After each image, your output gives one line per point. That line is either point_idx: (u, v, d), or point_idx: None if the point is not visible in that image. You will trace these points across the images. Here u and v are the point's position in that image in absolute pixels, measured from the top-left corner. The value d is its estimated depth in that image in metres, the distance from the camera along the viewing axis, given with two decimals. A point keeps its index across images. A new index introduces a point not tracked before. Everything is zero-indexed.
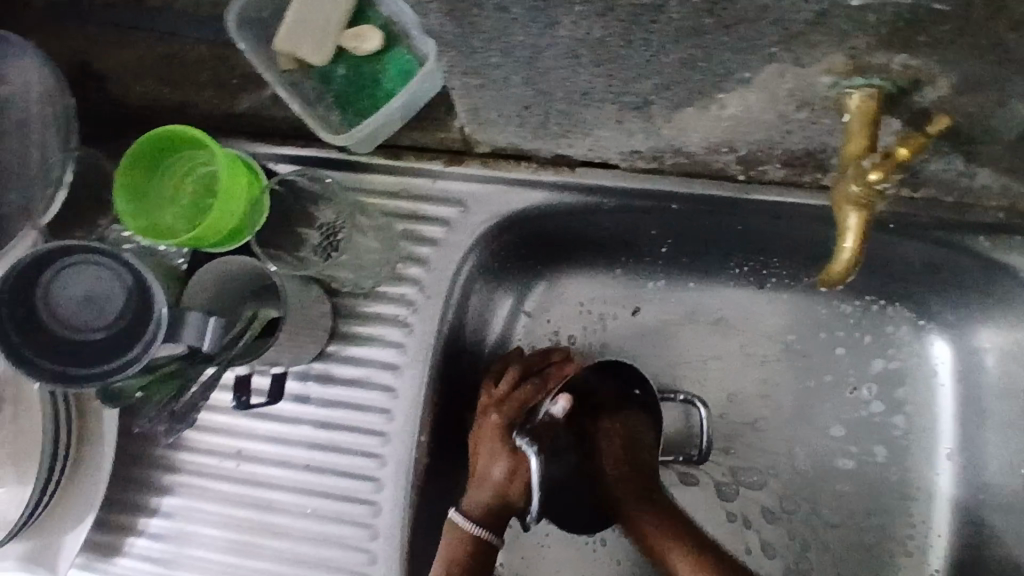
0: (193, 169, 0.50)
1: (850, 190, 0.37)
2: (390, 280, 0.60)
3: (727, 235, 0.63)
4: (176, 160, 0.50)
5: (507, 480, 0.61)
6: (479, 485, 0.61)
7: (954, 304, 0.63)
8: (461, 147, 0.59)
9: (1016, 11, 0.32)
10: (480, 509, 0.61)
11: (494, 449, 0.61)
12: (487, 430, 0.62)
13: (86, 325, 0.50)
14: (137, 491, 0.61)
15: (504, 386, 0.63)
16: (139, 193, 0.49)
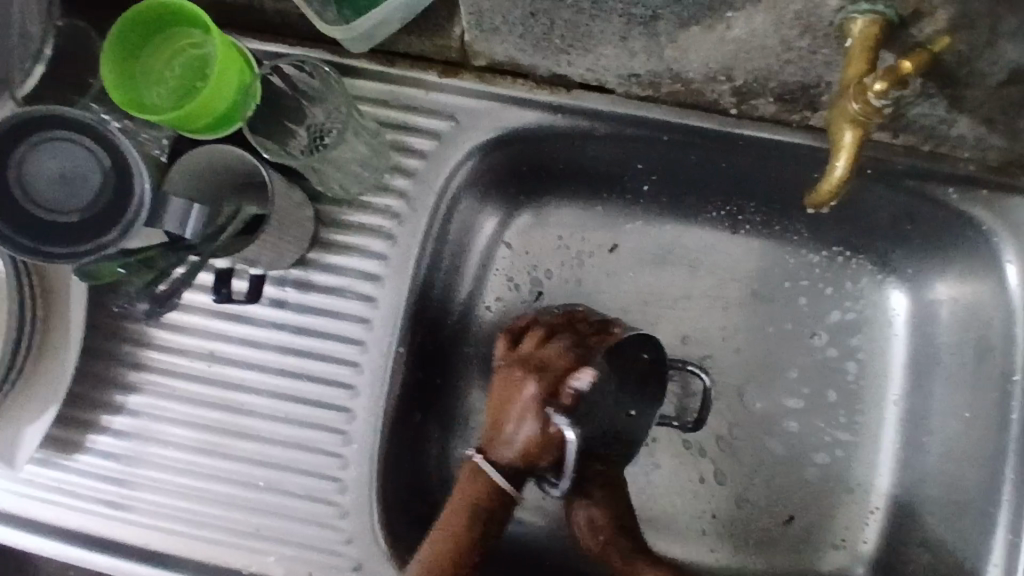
0: (183, 49, 0.49)
1: (848, 108, 0.40)
2: (376, 190, 0.59)
3: (710, 175, 0.64)
4: (168, 36, 0.48)
5: (533, 445, 0.58)
6: (505, 443, 0.59)
7: (915, 257, 0.65)
8: (458, 59, 0.58)
9: None
10: (505, 468, 0.58)
11: (526, 411, 0.59)
12: (521, 392, 0.60)
13: (57, 201, 0.48)
14: (101, 387, 0.60)
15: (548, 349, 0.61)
16: (127, 66, 0.48)
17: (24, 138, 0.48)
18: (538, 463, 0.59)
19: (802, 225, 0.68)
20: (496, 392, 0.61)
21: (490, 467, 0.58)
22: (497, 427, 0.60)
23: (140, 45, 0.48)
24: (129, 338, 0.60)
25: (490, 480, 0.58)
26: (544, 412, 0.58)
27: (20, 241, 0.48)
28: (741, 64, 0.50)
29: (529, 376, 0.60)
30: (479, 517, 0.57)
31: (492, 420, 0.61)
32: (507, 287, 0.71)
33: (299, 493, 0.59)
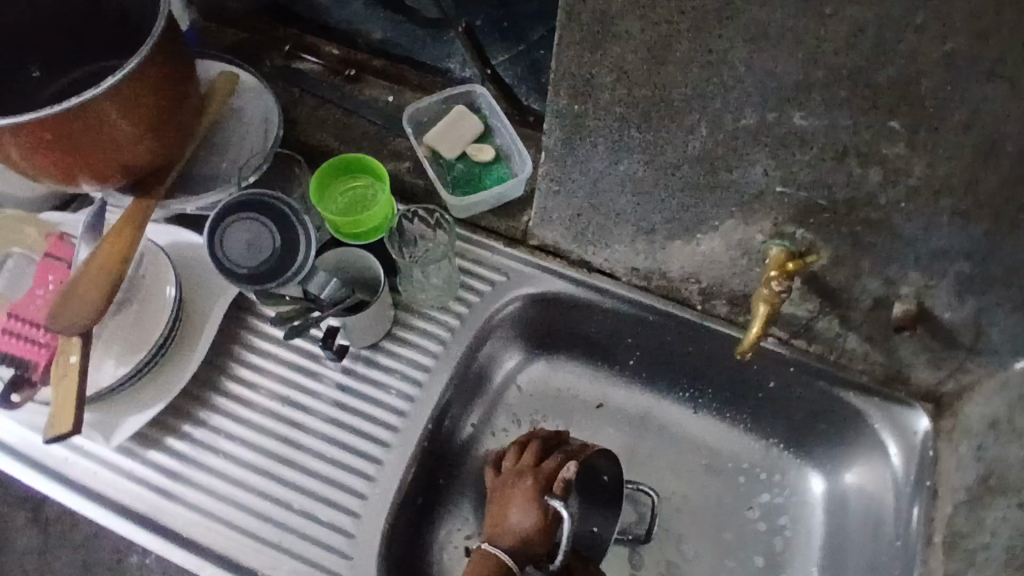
0: (361, 185, 0.78)
1: (763, 291, 0.65)
2: (440, 308, 0.82)
3: (681, 359, 0.86)
4: (358, 177, 0.78)
5: (533, 531, 0.75)
6: (509, 531, 0.75)
7: (829, 453, 0.85)
8: (519, 237, 0.85)
9: (860, 214, 0.61)
10: (511, 550, 0.73)
11: (527, 503, 0.76)
12: (521, 488, 0.76)
13: (247, 246, 0.71)
14: (194, 403, 0.77)
15: (532, 456, 0.79)
16: (327, 181, 0.77)
17: (263, 198, 0.72)
18: (538, 546, 0.74)
19: (745, 415, 0.89)
20: (499, 493, 0.78)
21: (499, 550, 0.73)
22: (503, 519, 0.76)
23: (335, 176, 0.78)
24: (225, 371, 0.78)
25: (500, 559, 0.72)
26: (541, 502, 0.75)
27: (213, 253, 0.70)
28: (705, 272, 0.76)
29: (526, 475, 0.77)
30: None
31: (497, 515, 0.77)
32: (513, 422, 0.89)
33: (322, 520, 0.73)
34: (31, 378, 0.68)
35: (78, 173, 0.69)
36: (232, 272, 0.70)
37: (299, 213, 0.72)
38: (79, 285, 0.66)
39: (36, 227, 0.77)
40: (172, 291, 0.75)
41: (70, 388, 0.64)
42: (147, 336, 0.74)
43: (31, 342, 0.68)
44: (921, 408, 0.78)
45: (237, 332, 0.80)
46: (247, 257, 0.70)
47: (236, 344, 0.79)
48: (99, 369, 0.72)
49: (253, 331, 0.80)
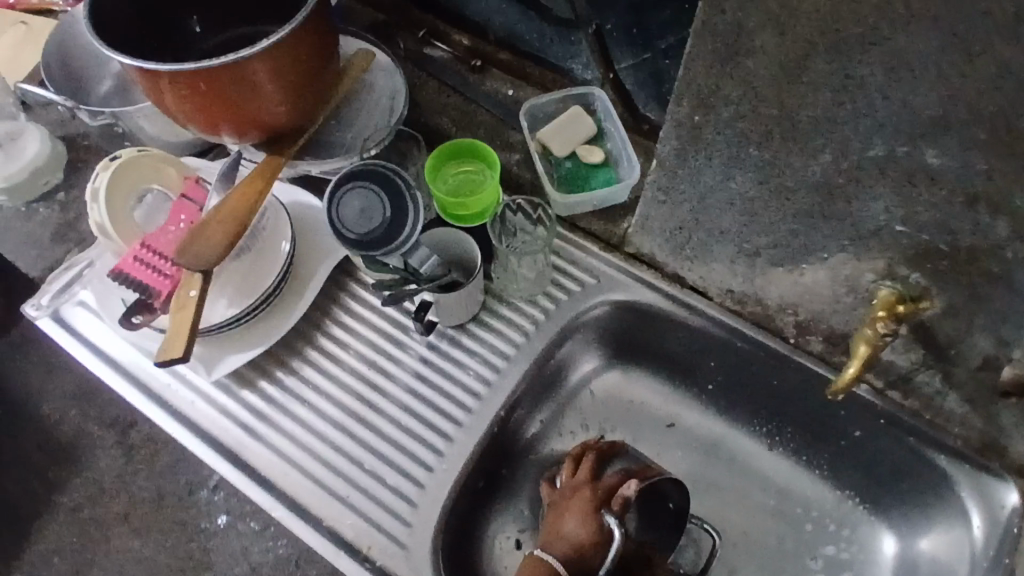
0: (474, 171, 0.81)
1: (866, 332, 0.63)
2: (528, 301, 0.84)
3: (764, 392, 0.84)
4: (472, 163, 0.81)
5: (586, 543, 0.73)
6: (562, 540, 0.74)
7: (909, 516, 0.80)
8: (615, 242, 0.85)
9: (981, 265, 0.58)
10: (562, 559, 0.72)
11: (582, 516, 0.74)
12: (577, 500, 0.76)
13: (359, 213, 0.75)
14: (289, 353, 0.81)
15: (587, 471, 0.78)
16: (443, 161, 0.81)
17: (384, 170, 0.76)
18: (590, 558, 0.73)
19: (822, 460, 0.85)
20: (555, 505, 0.77)
21: (550, 557, 0.72)
22: (557, 528, 0.75)
23: (450, 158, 0.81)
24: (320, 328, 0.82)
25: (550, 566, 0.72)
26: (597, 516, 0.74)
27: (331, 215, 0.75)
28: (805, 304, 0.74)
29: (583, 488, 0.77)
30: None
31: (551, 524, 0.76)
32: (581, 426, 0.90)
33: (389, 484, 0.76)
34: (151, 304, 0.75)
35: (223, 124, 0.74)
36: (346, 235, 0.75)
37: (415, 192, 0.76)
38: (210, 227, 0.72)
39: (176, 168, 0.83)
40: (286, 245, 0.80)
41: (184, 318, 0.69)
42: (259, 283, 0.79)
43: (156, 272, 0.74)
44: (1012, 483, 0.71)
45: (335, 293, 0.84)
46: (359, 224, 0.75)
47: (333, 305, 0.84)
48: (212, 307, 0.77)
49: (351, 296, 0.84)
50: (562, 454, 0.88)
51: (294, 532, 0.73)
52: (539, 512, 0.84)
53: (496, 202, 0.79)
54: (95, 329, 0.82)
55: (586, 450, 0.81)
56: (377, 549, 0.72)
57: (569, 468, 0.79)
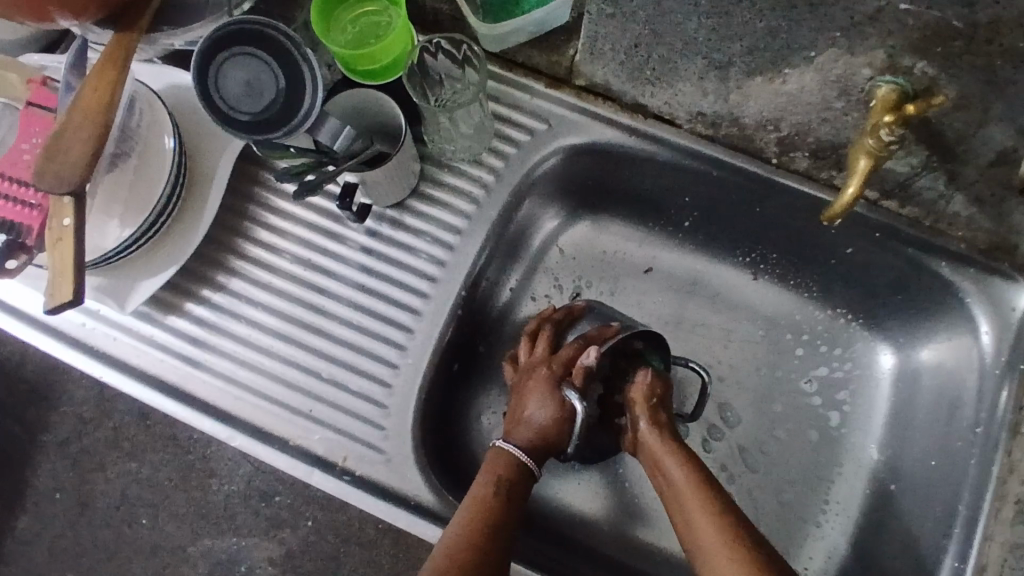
0: (372, 16, 0.65)
1: (867, 142, 0.55)
2: (473, 162, 0.73)
3: (747, 222, 0.76)
4: (368, 6, 0.65)
5: (550, 423, 0.67)
6: (524, 424, 0.68)
7: (905, 326, 0.76)
8: (563, 76, 0.71)
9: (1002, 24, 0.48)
10: (525, 444, 0.66)
11: (542, 395, 0.68)
12: (535, 379, 0.69)
13: (239, 88, 0.60)
14: (210, 267, 0.71)
15: (544, 345, 0.73)
16: (331, 7, 0.65)
17: (262, 29, 0.60)
18: (557, 439, 0.67)
19: (813, 283, 0.79)
20: (516, 388, 0.71)
21: (512, 446, 0.66)
22: (517, 412, 0.69)
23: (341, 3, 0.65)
24: (242, 233, 0.72)
25: (513, 456, 0.65)
26: (556, 392, 0.68)
27: (206, 98, 0.59)
28: (789, 117, 0.64)
29: (541, 366, 0.71)
30: (502, 485, 0.63)
31: (513, 409, 0.70)
32: (554, 288, 0.82)
33: (352, 390, 0.69)
34: (26, 242, 0.63)
35: (49, 7, 0.56)
36: (231, 121, 0.60)
37: (305, 51, 0.60)
38: (65, 137, 0.58)
39: (16, 71, 0.67)
40: (170, 141, 0.66)
41: (66, 252, 0.58)
42: (151, 194, 0.66)
43: (23, 206, 0.63)
44: (1022, 280, 0.67)
45: (248, 188, 0.72)
46: (242, 101, 0.60)
47: (251, 204, 0.72)
48: (102, 231, 0.65)
49: (268, 189, 0.72)
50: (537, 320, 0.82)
51: (260, 457, 0.68)
52: None
53: (412, 41, 0.66)
54: None
55: (540, 324, 0.75)
56: (354, 459, 0.68)
57: (527, 347, 0.74)
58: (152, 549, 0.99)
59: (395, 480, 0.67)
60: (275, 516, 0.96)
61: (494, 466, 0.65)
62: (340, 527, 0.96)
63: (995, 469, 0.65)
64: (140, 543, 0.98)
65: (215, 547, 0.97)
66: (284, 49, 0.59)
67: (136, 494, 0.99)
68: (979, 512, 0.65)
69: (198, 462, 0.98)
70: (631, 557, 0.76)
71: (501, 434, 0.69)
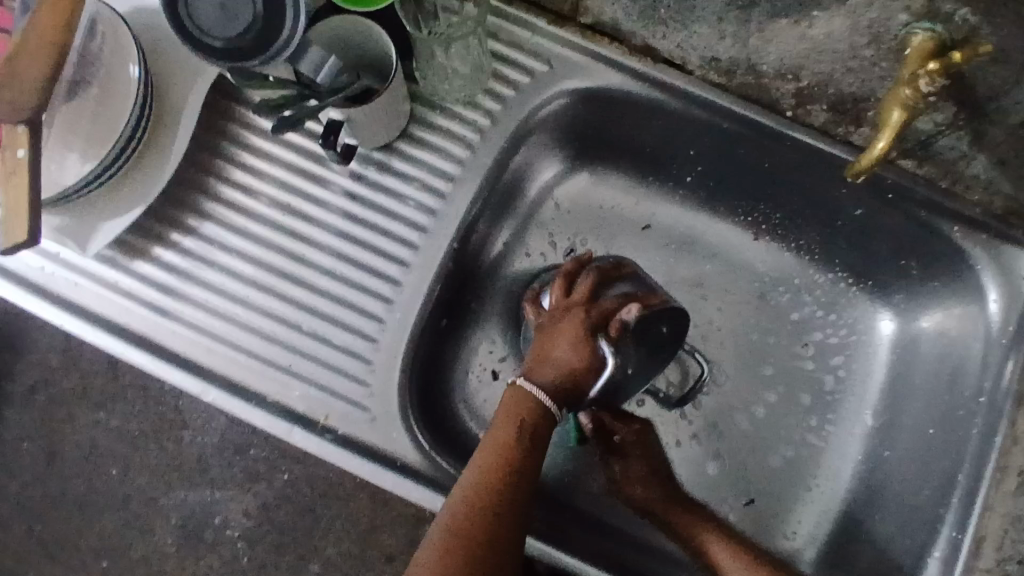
0: None
1: (903, 93, 0.52)
2: (466, 105, 0.67)
3: (753, 178, 0.72)
4: None
5: (578, 370, 0.64)
6: (550, 364, 0.65)
7: (907, 291, 0.74)
8: (569, 12, 0.66)
9: None
10: (547, 385, 0.64)
11: (574, 340, 0.64)
12: (569, 323, 0.65)
13: (211, 8, 0.53)
14: (180, 209, 0.65)
15: (581, 290, 0.67)
16: None
17: None
18: (581, 385, 0.64)
19: (817, 245, 0.76)
20: (545, 326, 0.67)
21: (535, 386, 0.63)
22: (545, 352, 0.65)
23: None
24: (215, 173, 0.66)
25: (535, 398, 0.63)
26: (590, 341, 0.64)
27: (176, 22, 0.53)
28: (810, 64, 0.60)
29: (576, 309, 0.66)
30: (527, 431, 0.62)
31: (539, 348, 0.66)
32: (549, 245, 0.78)
33: (335, 345, 0.65)
34: None
35: None
36: (204, 45, 0.54)
37: None
38: (17, 57, 0.52)
39: None
40: (134, 68, 0.60)
41: (19, 187, 0.53)
42: (112, 127, 0.60)
43: None
44: None
45: (222, 124, 0.66)
46: (216, 24, 0.53)
47: (226, 141, 0.66)
48: (59, 164, 0.59)
49: (244, 126, 0.67)
50: (530, 275, 0.78)
51: (235, 413, 0.63)
52: (513, 340, 0.76)
53: None
54: None
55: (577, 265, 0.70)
56: (335, 417, 0.64)
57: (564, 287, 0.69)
58: (121, 500, 0.95)
59: (381, 439, 0.64)
60: (250, 469, 0.93)
61: (516, 407, 0.63)
62: (318, 481, 0.93)
63: (997, 440, 0.63)
64: (110, 494, 0.95)
65: (188, 498, 0.94)
66: None
67: (106, 444, 0.95)
68: (978, 482, 0.63)
69: (172, 412, 0.94)
70: (620, 520, 0.74)
71: (524, 368, 0.66)
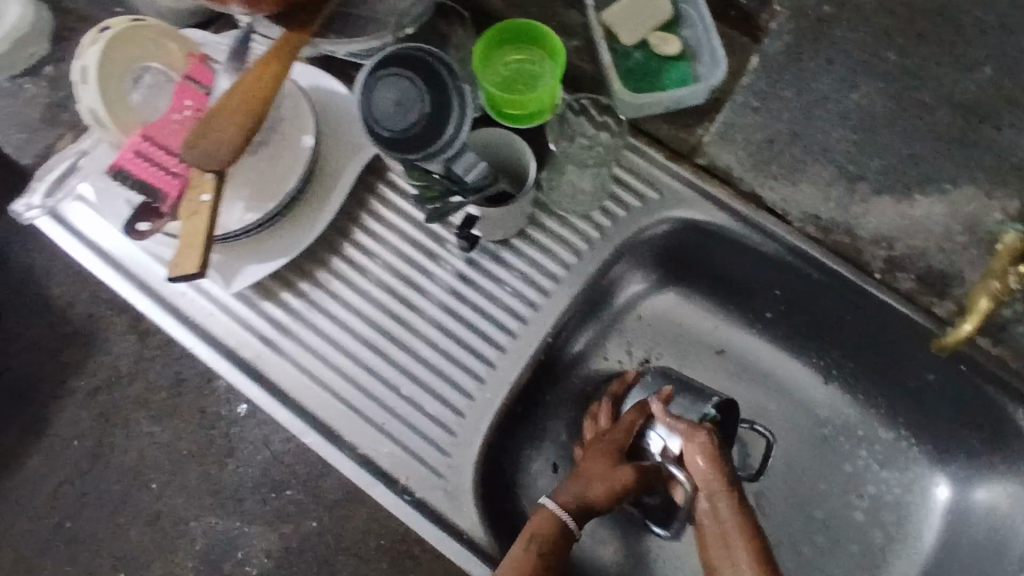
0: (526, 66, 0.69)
1: (993, 285, 0.61)
2: (580, 216, 0.74)
3: (830, 326, 0.76)
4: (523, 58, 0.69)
5: (601, 487, 0.66)
6: (574, 487, 0.66)
7: (968, 463, 0.76)
8: (684, 152, 0.72)
9: None
10: (569, 503, 0.65)
11: (595, 461, 0.68)
12: (592, 450, 0.70)
13: (389, 107, 0.62)
14: (313, 263, 0.73)
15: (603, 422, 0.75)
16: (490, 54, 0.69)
17: (424, 57, 0.62)
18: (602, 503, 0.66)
19: (883, 399, 0.80)
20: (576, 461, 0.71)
21: (556, 503, 0.64)
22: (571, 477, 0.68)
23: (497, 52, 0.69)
24: (347, 237, 0.74)
25: (555, 515, 0.64)
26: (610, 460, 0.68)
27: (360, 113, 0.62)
28: (907, 237, 0.67)
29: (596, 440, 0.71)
30: (543, 543, 0.63)
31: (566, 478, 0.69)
32: (626, 352, 0.83)
33: (426, 412, 0.70)
34: (161, 210, 0.66)
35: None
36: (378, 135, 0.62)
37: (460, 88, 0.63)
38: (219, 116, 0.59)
39: (181, 45, 0.70)
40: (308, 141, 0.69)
41: (198, 224, 0.61)
42: (276, 187, 0.69)
43: (165, 172, 0.65)
44: None
45: (363, 196, 0.74)
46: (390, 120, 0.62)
47: (361, 210, 0.74)
48: (227, 210, 0.68)
49: (379, 199, 0.74)
50: (604, 377, 0.83)
51: (325, 457, 0.69)
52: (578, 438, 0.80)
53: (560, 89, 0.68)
54: (92, 223, 0.73)
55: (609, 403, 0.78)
56: (414, 480, 0.69)
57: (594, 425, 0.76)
58: (161, 511, 1.00)
59: (450, 509, 0.68)
60: (280, 509, 0.98)
61: (540, 525, 0.64)
62: (344, 533, 0.97)
63: None
64: (143, 505, 1.00)
65: (212, 527, 0.99)
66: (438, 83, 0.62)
67: (153, 458, 1.00)
68: None
69: (218, 438, 0.99)
70: None
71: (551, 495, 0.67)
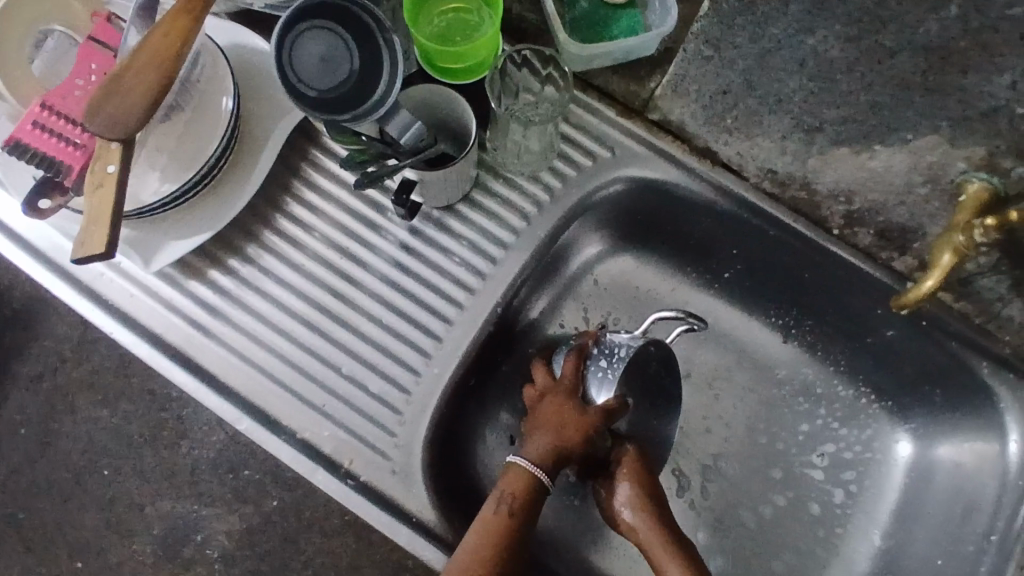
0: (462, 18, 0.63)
1: (958, 238, 0.59)
2: (530, 178, 0.70)
3: (790, 284, 0.74)
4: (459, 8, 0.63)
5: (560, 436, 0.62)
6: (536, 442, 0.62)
7: (928, 418, 0.76)
8: (637, 107, 0.69)
9: None
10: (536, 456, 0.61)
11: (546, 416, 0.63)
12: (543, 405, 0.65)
13: (311, 63, 0.56)
14: (242, 237, 0.68)
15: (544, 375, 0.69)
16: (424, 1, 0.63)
17: (349, 7, 0.57)
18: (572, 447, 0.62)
19: (844, 357, 0.78)
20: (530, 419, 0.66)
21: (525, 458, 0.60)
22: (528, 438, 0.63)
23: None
24: (279, 208, 0.69)
25: (527, 470, 0.60)
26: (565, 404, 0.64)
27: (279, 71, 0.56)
28: (866, 190, 0.65)
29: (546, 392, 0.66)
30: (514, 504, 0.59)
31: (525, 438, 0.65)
32: (582, 319, 0.80)
33: (371, 391, 0.67)
34: (62, 183, 0.60)
35: None
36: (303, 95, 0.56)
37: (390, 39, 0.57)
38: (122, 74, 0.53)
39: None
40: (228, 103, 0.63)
41: (104, 198, 0.55)
42: (195, 155, 0.63)
43: (65, 140, 0.59)
44: None
45: (294, 163, 0.69)
46: (313, 77, 0.56)
47: (294, 178, 0.69)
48: (141, 182, 0.62)
49: (313, 166, 0.69)
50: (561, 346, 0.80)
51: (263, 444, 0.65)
52: None
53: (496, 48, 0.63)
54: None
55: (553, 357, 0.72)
56: (360, 463, 0.65)
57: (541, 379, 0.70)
58: (107, 500, 0.95)
59: (398, 490, 0.65)
60: (239, 490, 0.93)
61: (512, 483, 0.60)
62: (304, 515, 0.92)
63: None
64: (94, 491, 0.95)
65: (175, 509, 0.94)
66: (365, 35, 0.57)
67: (99, 443, 0.95)
68: None
69: (172, 420, 0.94)
70: None
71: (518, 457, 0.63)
